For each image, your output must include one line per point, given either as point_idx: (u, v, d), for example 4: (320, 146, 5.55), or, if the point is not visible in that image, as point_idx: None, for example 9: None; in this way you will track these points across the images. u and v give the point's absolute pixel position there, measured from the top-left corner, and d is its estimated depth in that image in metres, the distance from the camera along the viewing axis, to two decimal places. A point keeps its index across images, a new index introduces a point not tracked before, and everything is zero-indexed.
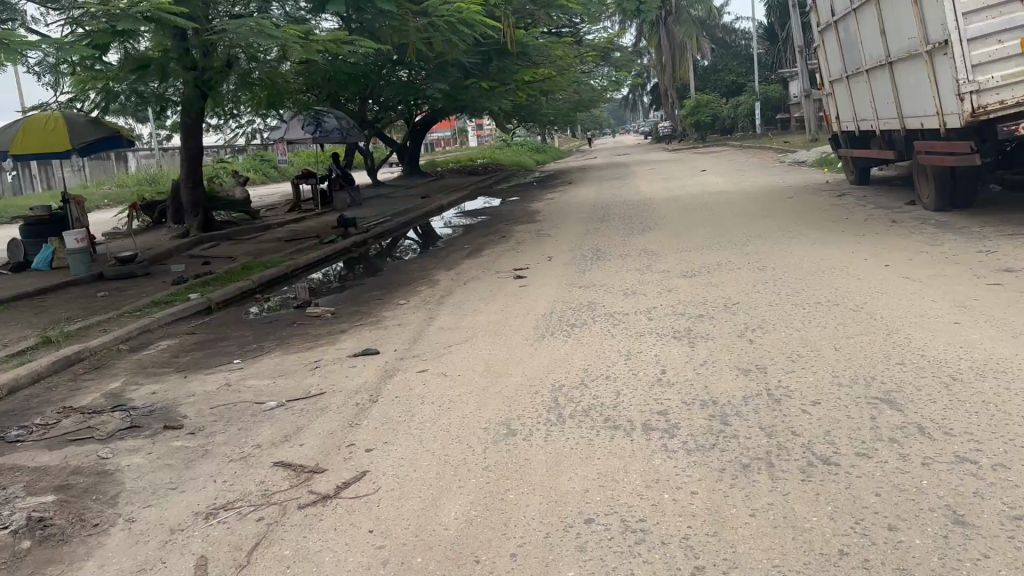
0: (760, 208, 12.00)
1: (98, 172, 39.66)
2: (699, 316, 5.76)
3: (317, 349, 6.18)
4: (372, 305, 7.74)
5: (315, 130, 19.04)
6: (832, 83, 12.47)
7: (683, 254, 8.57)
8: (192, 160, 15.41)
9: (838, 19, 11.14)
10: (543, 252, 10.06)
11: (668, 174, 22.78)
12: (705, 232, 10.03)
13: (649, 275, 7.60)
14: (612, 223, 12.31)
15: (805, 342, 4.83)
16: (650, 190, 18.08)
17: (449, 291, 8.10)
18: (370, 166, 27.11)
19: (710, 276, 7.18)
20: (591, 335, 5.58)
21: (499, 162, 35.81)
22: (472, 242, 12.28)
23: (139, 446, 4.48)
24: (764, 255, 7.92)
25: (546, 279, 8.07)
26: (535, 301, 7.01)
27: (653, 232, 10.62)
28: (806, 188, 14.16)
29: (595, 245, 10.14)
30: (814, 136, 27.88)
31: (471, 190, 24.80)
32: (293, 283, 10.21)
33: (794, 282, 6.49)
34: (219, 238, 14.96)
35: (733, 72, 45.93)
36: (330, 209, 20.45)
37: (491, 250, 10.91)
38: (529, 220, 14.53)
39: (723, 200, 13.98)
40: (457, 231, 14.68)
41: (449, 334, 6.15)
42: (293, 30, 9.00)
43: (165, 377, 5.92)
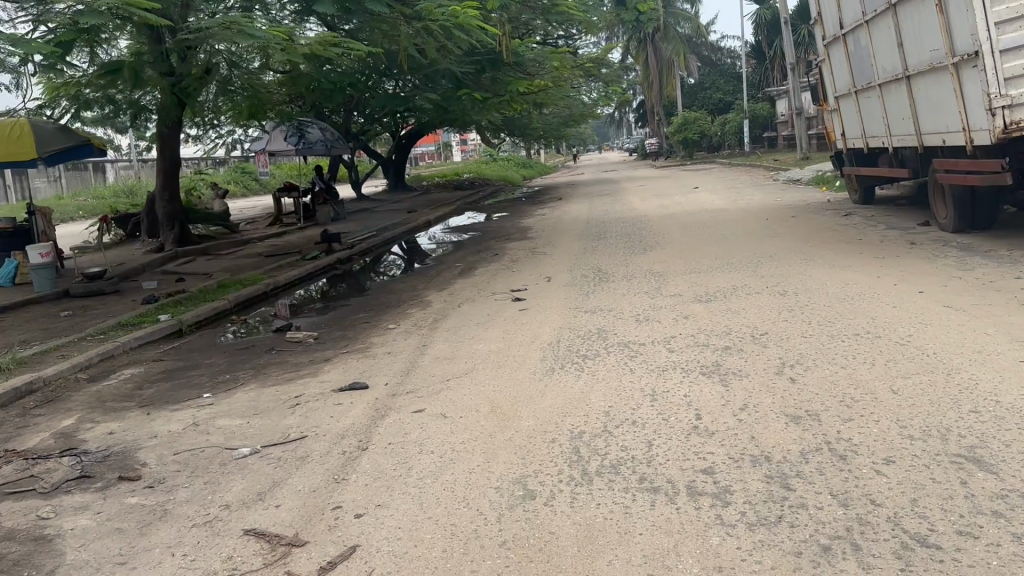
0: (764, 228, 11.49)
1: (76, 184, 38.76)
2: (725, 348, 5.17)
3: (298, 382, 5.54)
4: (359, 330, 7.11)
5: (299, 142, 18.42)
6: (838, 98, 12.02)
7: (693, 276, 8.01)
8: (168, 171, 14.74)
9: (847, 31, 10.70)
10: (541, 272, 9.46)
11: (660, 190, 22.31)
12: (711, 253, 9.48)
13: (660, 299, 7.03)
14: (609, 242, 11.76)
15: (856, 383, 4.24)
16: (644, 206, 17.59)
17: (442, 315, 7.48)
18: (355, 180, 26.48)
19: (728, 301, 6.61)
20: (607, 370, 4.98)
21: (486, 176, 35.28)
22: (463, 259, 11.67)
23: (87, 502, 3.82)
24: (781, 279, 7.37)
25: (547, 302, 7.48)
26: (538, 327, 6.41)
27: (655, 252, 10.05)
28: (808, 207, 13.71)
29: (596, 265, 9.56)
30: (806, 154, 27.56)
31: (459, 205, 24.22)
32: (272, 303, 9.55)
33: (823, 309, 5.93)
34: (195, 253, 14.27)
35: (720, 90, 45.77)
36: (313, 223, 19.77)
37: (485, 269, 10.30)
38: (522, 236, 13.95)
39: (722, 218, 13.48)
40: (446, 248, 14.07)
41: (446, 365, 5.53)
42: (277, 31, 8.34)
43: (125, 414, 5.25)
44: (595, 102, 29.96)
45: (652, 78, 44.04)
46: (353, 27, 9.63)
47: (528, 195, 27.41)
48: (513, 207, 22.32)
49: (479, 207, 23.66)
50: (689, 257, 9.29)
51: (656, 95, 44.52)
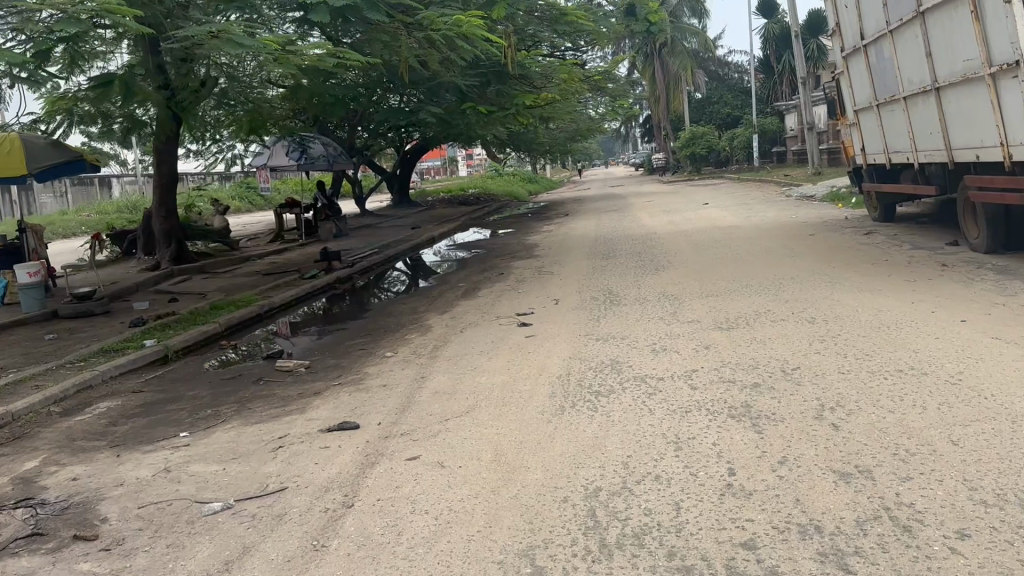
0: (782, 247, 10.99)
1: (81, 199, 38.49)
2: (753, 386, 4.68)
3: (284, 419, 5.06)
4: (355, 358, 6.63)
5: (301, 157, 18.05)
6: (858, 113, 11.56)
7: (710, 300, 7.53)
8: (166, 187, 14.35)
9: (869, 42, 10.25)
10: (549, 293, 8.99)
11: (669, 207, 21.85)
12: (728, 274, 8.98)
13: (678, 325, 6.55)
14: (621, 261, 11.27)
15: (907, 433, 3.76)
16: (654, 223, 17.12)
17: (444, 341, 7.01)
18: (359, 196, 26.09)
19: (751, 329, 6.13)
20: (624, 409, 4.49)
21: (491, 192, 34.86)
22: (467, 278, 11.21)
23: (32, 569, 3.32)
24: (806, 304, 6.88)
25: (556, 328, 7.00)
26: (547, 356, 5.93)
27: (668, 273, 9.58)
28: (825, 225, 13.22)
29: (606, 286, 9.09)
30: (817, 169, 27.06)
31: (464, 221, 23.81)
32: (267, 326, 9.09)
33: (858, 342, 5.43)
34: (192, 271, 13.84)
35: (729, 105, 45.38)
36: (315, 239, 19.35)
37: (490, 289, 9.84)
38: (528, 254, 13.48)
39: (737, 236, 12.99)
40: (450, 265, 13.62)
41: (446, 401, 5.05)
42: (271, 40, 7.93)
43: (92, 456, 4.77)
44: (602, 116, 29.58)
45: (659, 92, 43.71)
46: (352, 37, 9.24)
47: (535, 210, 26.99)
48: (518, 223, 21.88)
49: (485, 223, 23.23)
50: (705, 278, 8.80)
51: (663, 110, 44.16)
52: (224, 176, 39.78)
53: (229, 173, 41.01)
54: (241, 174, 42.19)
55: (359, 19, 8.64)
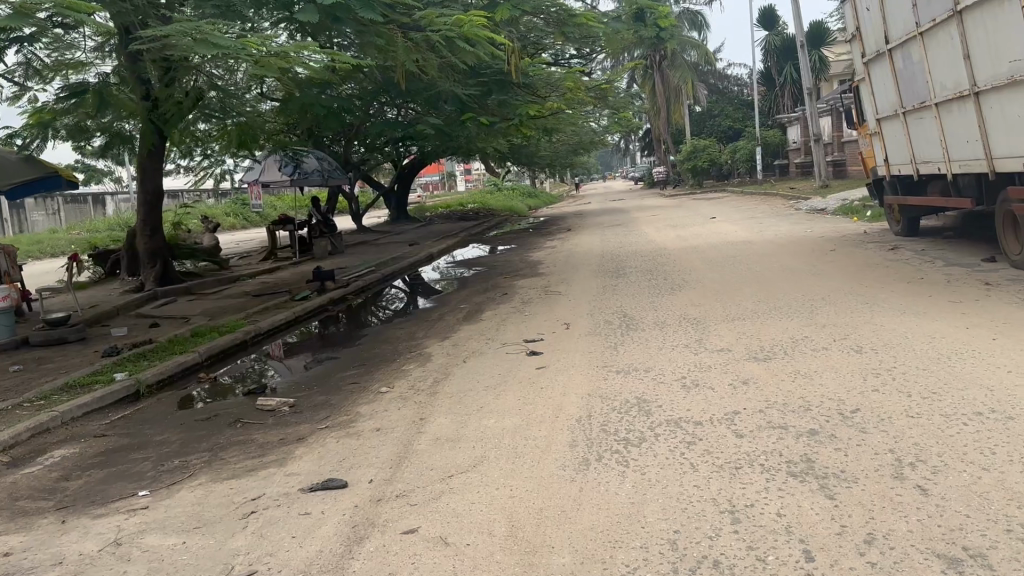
0: (803, 265, 10.33)
1: (75, 217, 37.82)
2: (810, 436, 3.99)
3: (260, 474, 4.36)
4: (347, 394, 5.93)
5: (294, 172, 17.38)
6: (880, 121, 10.94)
7: (738, 324, 6.84)
8: (150, 205, 13.70)
9: (895, 46, 9.65)
10: (559, 316, 8.31)
11: (676, 220, 21.20)
12: (750, 294, 8.30)
13: (707, 355, 5.86)
14: (631, 279, 10.59)
15: (1015, 500, 3.07)
16: (661, 238, 16.45)
17: (444, 372, 6.31)
18: (356, 212, 25.45)
19: (790, 361, 5.45)
20: (660, 464, 3.81)
21: (491, 207, 34.21)
22: (467, 299, 10.52)
23: None
24: (848, 331, 6.19)
25: (570, 357, 6.32)
26: (563, 392, 5.24)
27: (685, 293, 8.89)
28: (844, 240, 12.58)
29: (620, 308, 8.40)
30: (825, 182, 26.41)
31: (463, 237, 23.14)
32: (252, 354, 8.40)
33: (921, 377, 4.75)
34: (177, 293, 13.17)
35: (730, 117, 44.86)
36: (309, 257, 18.67)
37: (494, 311, 9.16)
38: (532, 272, 12.80)
39: (752, 252, 12.32)
40: (450, 284, 12.94)
41: (449, 450, 4.36)
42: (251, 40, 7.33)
43: (34, 522, 4.06)
44: (603, 128, 28.98)
45: (659, 105, 43.21)
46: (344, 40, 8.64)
47: (536, 225, 26.34)
48: (519, 238, 21.21)
49: (485, 239, 22.55)
50: (729, 299, 8.11)
51: (663, 123, 43.59)
52: (220, 193, 39.13)
53: (223, 189, 40.38)
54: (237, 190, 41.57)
55: (351, 21, 8.03)
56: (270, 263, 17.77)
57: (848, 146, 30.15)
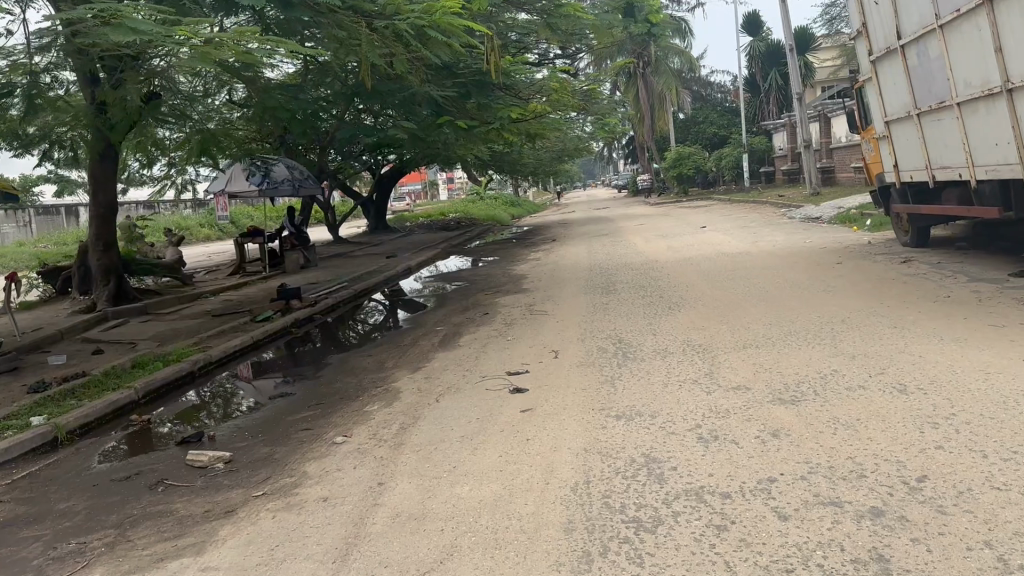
0: (810, 279, 9.49)
1: (45, 229, 36.46)
2: (874, 519, 3.12)
3: (170, 568, 3.40)
4: (296, 447, 5.00)
5: (263, 181, 16.44)
6: (891, 124, 10.17)
7: (752, 354, 5.97)
8: (104, 218, 12.71)
9: (909, 43, 8.88)
10: (546, 341, 7.42)
11: (665, 230, 20.40)
12: (758, 315, 7.45)
13: (723, 394, 4.99)
14: (624, 297, 9.72)
15: None
16: (650, 249, 15.62)
17: (413, 414, 5.39)
18: (332, 222, 24.45)
19: (822, 405, 4.58)
20: (687, 562, 2.90)
21: (472, 216, 33.28)
22: (445, 319, 9.61)
23: None
24: (883, 364, 5.34)
25: (561, 394, 5.44)
26: (554, 446, 4.33)
27: (685, 313, 8.03)
28: (848, 251, 11.80)
29: (614, 331, 7.53)
30: (815, 190, 25.65)
31: (444, 248, 22.21)
32: (202, 387, 7.45)
33: (992, 429, 3.91)
34: (131, 314, 12.16)
35: (714, 124, 44.24)
36: (280, 271, 17.67)
37: (473, 335, 8.26)
38: (515, 288, 11.92)
39: (750, 265, 11.48)
40: (427, 300, 12.03)
41: (412, 534, 3.43)
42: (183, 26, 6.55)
43: None
44: (587, 135, 28.19)
45: (643, 111, 42.50)
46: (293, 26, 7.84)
47: (519, 235, 25.48)
48: (502, 250, 20.32)
49: (466, 250, 21.64)
50: (737, 322, 7.25)
51: (648, 130, 42.93)
52: (194, 203, 37.90)
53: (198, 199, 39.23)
54: (212, 201, 40.46)
55: (306, 7, 7.25)
56: (236, 278, 16.77)
57: (837, 152, 29.57)
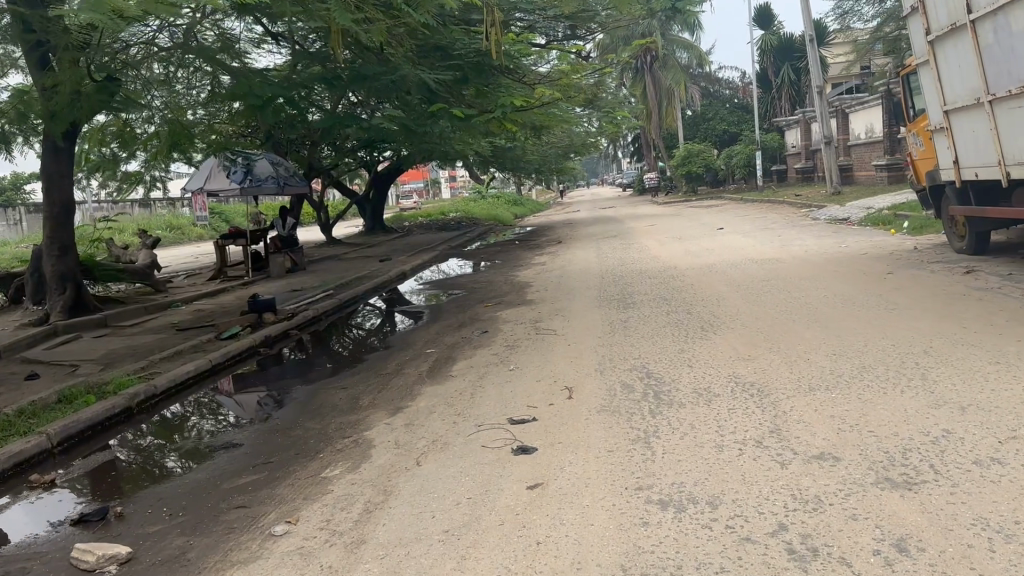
0: (861, 293, 8.14)
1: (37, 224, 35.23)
2: None
3: None
4: (219, 541, 3.67)
5: (245, 178, 15.11)
6: (954, 113, 8.84)
7: (826, 406, 4.63)
8: (59, 218, 11.38)
9: (983, 16, 7.53)
10: (556, 373, 6.09)
11: (679, 232, 19.06)
12: (816, 343, 6.11)
13: (805, 468, 3.68)
14: (645, 312, 8.38)
15: None
16: (667, 253, 14.29)
17: (383, 487, 4.07)
18: (325, 222, 23.12)
19: (955, 497, 3.24)
20: None
21: (474, 216, 31.96)
22: (437, 338, 8.31)
23: None
24: (1013, 423, 4.00)
25: (582, 457, 4.14)
26: (576, 560, 3.00)
27: (723, 337, 6.72)
28: (894, 258, 10.48)
29: (638, 361, 6.20)
30: (836, 189, 24.27)
31: (443, 250, 20.90)
32: (139, 429, 6.16)
33: None
34: (88, 326, 10.90)
35: (723, 121, 42.86)
36: (264, 275, 16.35)
37: (469, 362, 6.93)
38: (519, 299, 10.62)
39: (784, 273, 10.14)
40: (420, 312, 10.74)
41: None
42: None
43: None
44: (595, 132, 26.77)
45: (651, 107, 41.15)
46: None
47: (522, 236, 24.14)
48: (505, 253, 18.99)
49: (467, 253, 20.29)
50: (792, 352, 5.92)
51: (655, 127, 41.57)
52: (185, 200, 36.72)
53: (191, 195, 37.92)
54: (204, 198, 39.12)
55: None
56: (217, 283, 15.48)
57: (856, 149, 28.18)
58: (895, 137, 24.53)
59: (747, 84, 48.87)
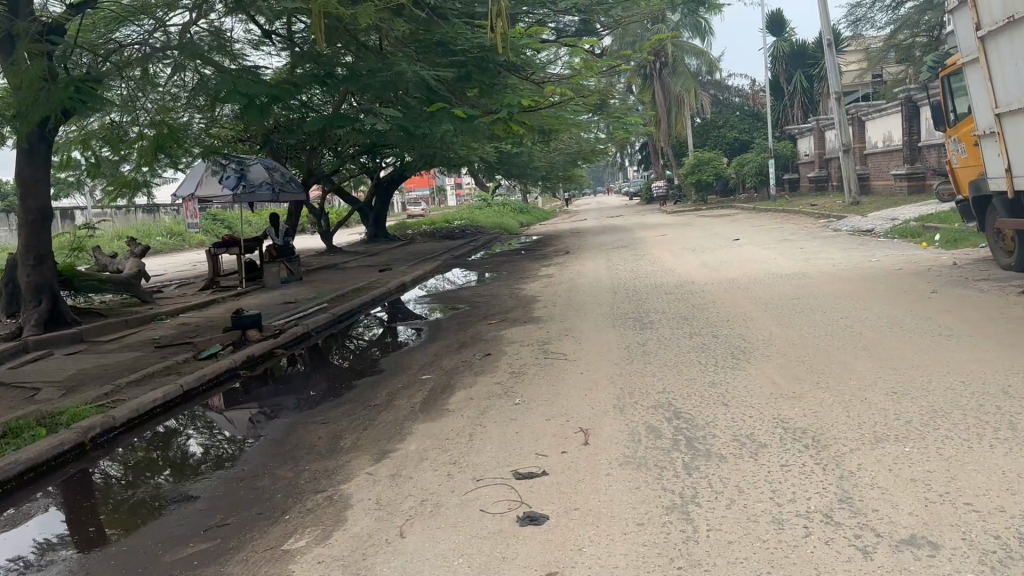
0: (907, 315, 7.30)
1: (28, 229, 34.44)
2: None
3: None
4: None
5: (238, 183, 14.44)
6: (1007, 117, 8.00)
7: (901, 468, 3.79)
8: (34, 225, 10.59)
9: None
10: (569, 410, 5.27)
11: (692, 242, 18.23)
12: (870, 380, 5.28)
13: (901, 567, 2.84)
14: (665, 334, 7.56)
15: None
16: (682, 265, 13.47)
17: (358, 569, 3.25)
18: (325, 230, 22.36)
19: None
20: None
21: (479, 224, 31.20)
22: (436, 361, 7.51)
23: None
24: None
25: (606, 533, 3.31)
26: None
27: (759, 367, 5.90)
28: (935, 275, 9.63)
29: (664, 396, 5.38)
30: (855, 199, 23.46)
31: (447, 260, 20.14)
32: (88, 470, 5.35)
33: None
34: (62, 341, 10.09)
35: (734, 128, 42.06)
36: (258, 285, 15.57)
37: (469, 393, 6.11)
38: (526, 316, 9.82)
39: (814, 291, 9.31)
40: (417, 328, 9.92)
41: None
42: None
43: None
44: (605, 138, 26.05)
45: (660, 114, 40.40)
46: None
47: (528, 245, 23.34)
48: (511, 263, 18.21)
49: (471, 262, 19.52)
50: (844, 391, 5.10)
51: (664, 134, 40.80)
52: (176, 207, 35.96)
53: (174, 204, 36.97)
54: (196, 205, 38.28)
55: None
56: (207, 295, 14.70)
57: (874, 157, 27.36)
58: (915, 144, 23.62)
59: (758, 92, 48.15)
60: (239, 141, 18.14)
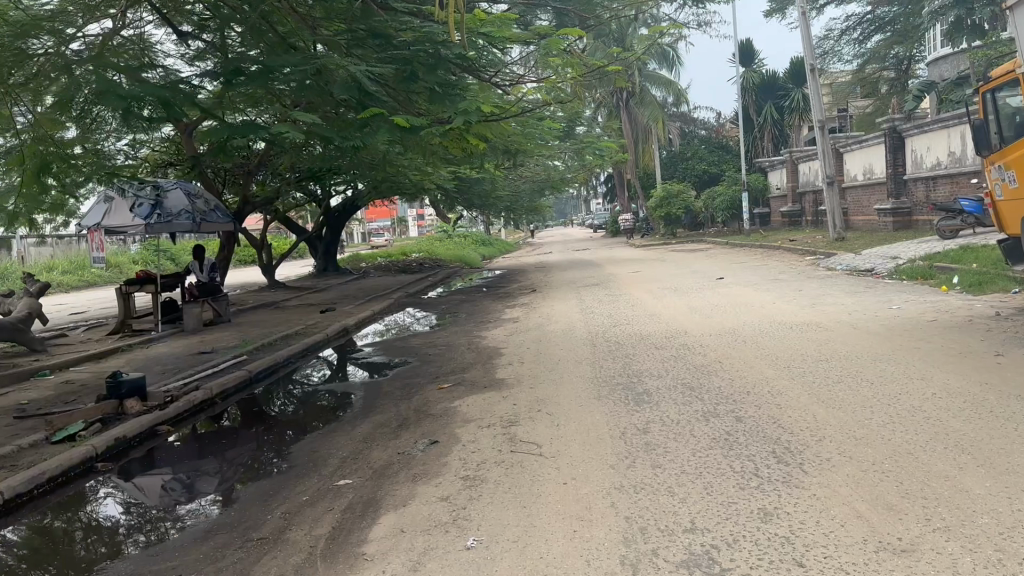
0: (989, 392, 5.51)
1: None
2: None
3: None
4: None
5: (154, 212, 12.35)
6: None
7: None
8: None
9: None
10: (553, 565, 3.36)
11: (671, 281, 16.50)
12: (1011, 520, 3.43)
13: None
14: (671, 414, 5.68)
15: None
16: (668, 310, 11.67)
17: None
18: (267, 263, 20.23)
19: None
20: None
21: (438, 257, 29.26)
22: (365, 451, 5.52)
23: None
24: None
25: None
26: None
27: (825, 484, 4.02)
28: (983, 328, 7.94)
29: (698, 540, 3.48)
30: (839, 235, 22.02)
31: (401, 297, 18.18)
32: None
33: None
34: None
35: (703, 160, 40.87)
36: (177, 329, 13.41)
37: (401, 516, 4.17)
38: (488, 376, 7.89)
39: (842, 349, 7.53)
40: (349, 391, 7.91)
41: None
42: None
43: None
44: (573, 165, 24.41)
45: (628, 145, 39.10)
46: None
47: (491, 281, 21.42)
48: (472, 302, 16.28)
49: (428, 300, 17.55)
50: (982, 542, 3.25)
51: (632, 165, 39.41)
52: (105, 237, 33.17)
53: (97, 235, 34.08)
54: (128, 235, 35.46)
55: None
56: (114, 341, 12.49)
57: (853, 191, 26.11)
58: (900, 177, 22.27)
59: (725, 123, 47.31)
60: (166, 164, 16.04)
